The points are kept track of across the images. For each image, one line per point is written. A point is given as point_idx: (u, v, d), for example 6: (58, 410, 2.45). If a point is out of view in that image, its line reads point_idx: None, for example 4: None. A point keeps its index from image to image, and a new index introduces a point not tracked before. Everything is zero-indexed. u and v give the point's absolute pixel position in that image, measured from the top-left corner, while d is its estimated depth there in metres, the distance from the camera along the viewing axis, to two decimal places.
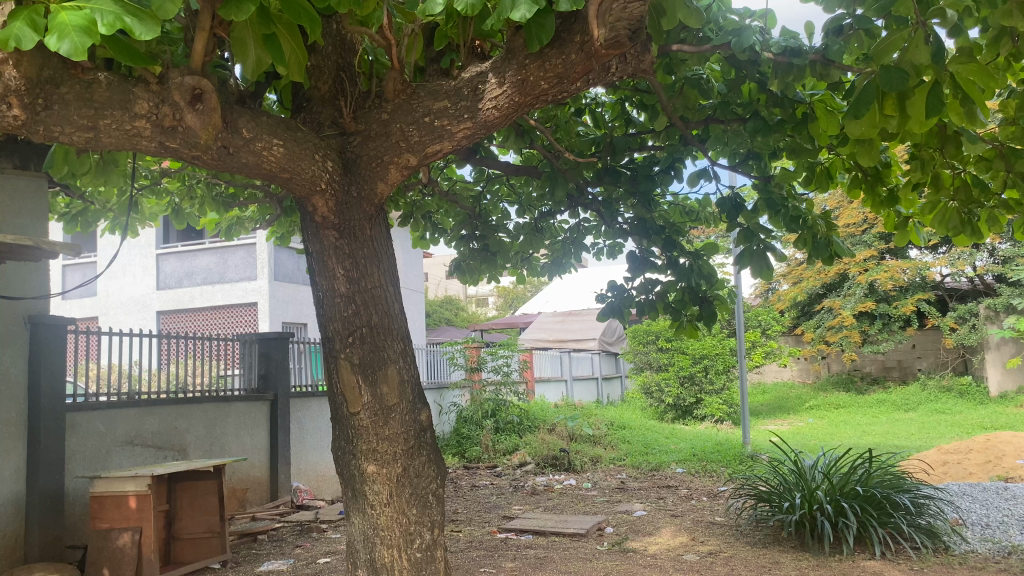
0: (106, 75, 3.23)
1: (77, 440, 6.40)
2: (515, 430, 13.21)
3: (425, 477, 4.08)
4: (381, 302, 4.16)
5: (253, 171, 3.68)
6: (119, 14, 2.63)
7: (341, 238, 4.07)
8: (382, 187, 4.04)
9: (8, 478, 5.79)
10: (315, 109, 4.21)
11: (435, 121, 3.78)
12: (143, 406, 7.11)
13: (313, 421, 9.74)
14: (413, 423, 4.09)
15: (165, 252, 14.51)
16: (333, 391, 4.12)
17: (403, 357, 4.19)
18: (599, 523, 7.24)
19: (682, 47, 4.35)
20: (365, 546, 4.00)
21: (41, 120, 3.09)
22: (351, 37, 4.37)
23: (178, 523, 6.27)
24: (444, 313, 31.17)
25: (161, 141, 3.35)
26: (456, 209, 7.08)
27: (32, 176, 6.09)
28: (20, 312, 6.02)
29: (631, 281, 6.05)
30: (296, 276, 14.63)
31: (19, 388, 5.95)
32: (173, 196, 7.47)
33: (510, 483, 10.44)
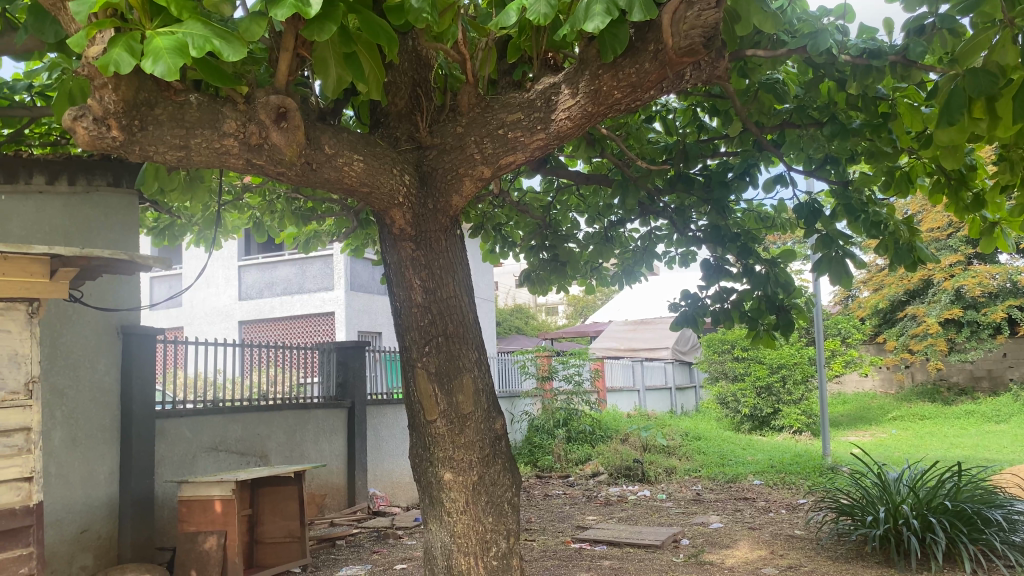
0: (197, 96, 3.39)
1: (166, 445, 6.67)
2: (588, 440, 13.16)
3: (501, 486, 4.11)
4: (457, 312, 4.22)
5: (333, 187, 3.78)
6: (208, 37, 2.75)
7: (417, 249, 4.15)
8: (457, 199, 4.10)
9: (102, 482, 6.06)
10: (392, 125, 4.30)
11: (509, 133, 3.83)
12: (226, 413, 7.36)
13: (388, 428, 9.88)
14: (488, 432, 4.13)
15: (247, 264, 15.00)
16: (410, 398, 4.19)
17: (479, 365, 4.23)
18: (675, 535, 7.15)
19: (756, 52, 4.29)
20: (442, 553, 4.05)
21: (137, 141, 3.28)
22: (426, 52, 4.44)
23: (260, 528, 6.46)
24: (515, 321, 31.22)
25: (248, 158, 3.48)
26: (527, 219, 7.12)
27: (123, 193, 6.35)
28: (113, 323, 6.28)
29: (706, 289, 5.97)
30: (371, 286, 14.87)
31: (112, 395, 6.22)
32: (254, 211, 7.72)
33: (584, 493, 10.41)
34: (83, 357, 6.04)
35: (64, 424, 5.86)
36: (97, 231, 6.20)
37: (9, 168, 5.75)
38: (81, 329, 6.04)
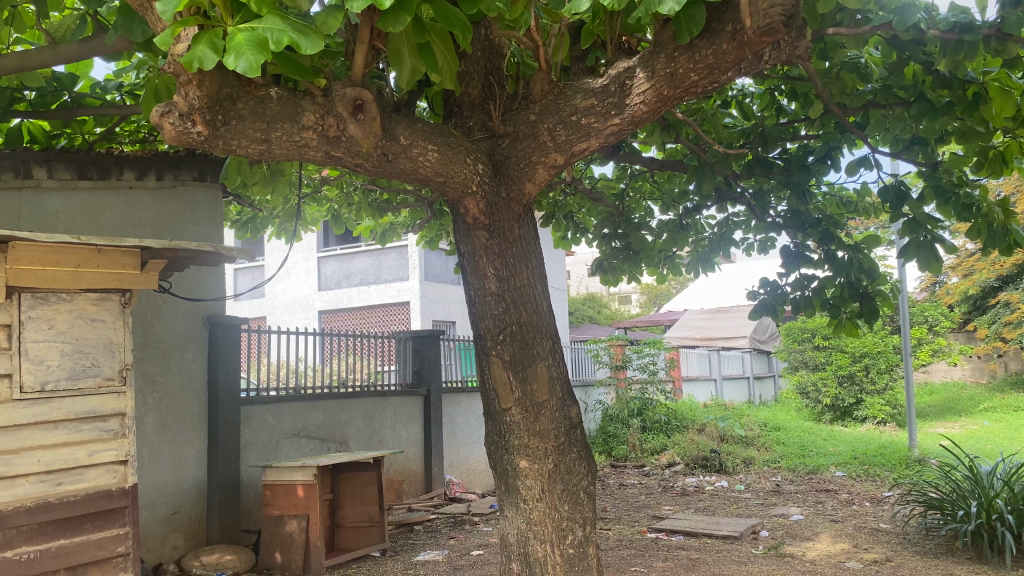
0: (277, 91, 3.47)
1: (251, 431, 6.89)
2: (663, 430, 13.04)
3: (577, 474, 4.10)
4: (531, 300, 4.22)
5: (409, 177, 3.83)
6: (287, 31, 2.80)
7: (491, 238, 4.17)
8: (531, 187, 4.09)
9: (191, 466, 6.32)
10: (466, 115, 4.32)
11: (582, 119, 3.80)
12: (308, 400, 7.56)
13: (463, 416, 9.98)
14: (563, 421, 4.12)
15: (325, 255, 15.34)
16: (486, 387, 4.21)
17: (553, 354, 4.22)
18: (754, 527, 7.02)
19: (838, 31, 4.13)
20: (519, 541, 4.07)
21: (221, 135, 3.38)
22: (499, 41, 4.44)
23: (341, 512, 6.60)
24: (588, 311, 31.03)
25: (327, 150, 3.55)
26: (600, 207, 7.07)
27: (208, 187, 6.59)
28: (200, 313, 6.50)
29: (785, 276, 5.83)
30: (445, 275, 15.01)
31: (200, 382, 6.45)
32: (332, 203, 7.87)
33: (659, 483, 10.33)
34: (172, 346, 6.28)
35: (156, 410, 6.11)
36: (184, 224, 6.44)
37: (101, 165, 5.93)
38: (170, 319, 6.28)
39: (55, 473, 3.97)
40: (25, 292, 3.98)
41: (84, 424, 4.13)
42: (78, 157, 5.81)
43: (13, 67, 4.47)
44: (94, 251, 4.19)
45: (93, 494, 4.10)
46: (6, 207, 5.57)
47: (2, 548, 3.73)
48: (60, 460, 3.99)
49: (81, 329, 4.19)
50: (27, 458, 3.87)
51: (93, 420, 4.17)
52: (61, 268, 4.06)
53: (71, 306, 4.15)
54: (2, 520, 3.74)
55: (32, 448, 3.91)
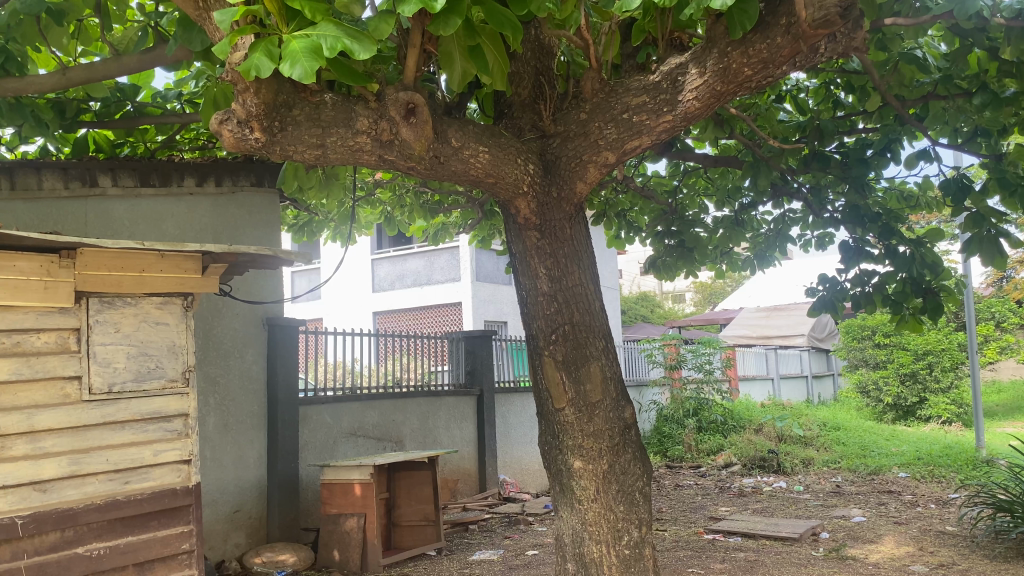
0: (331, 96, 3.54)
1: (309, 431, 7.01)
2: (719, 430, 12.88)
3: (632, 474, 4.08)
4: (583, 300, 4.21)
5: (461, 179, 3.85)
6: (340, 37, 2.84)
7: (543, 238, 4.17)
8: (582, 186, 4.07)
9: (251, 465, 6.45)
10: (517, 115, 4.32)
11: (634, 116, 3.78)
12: (363, 400, 7.65)
13: (516, 416, 9.99)
14: (617, 420, 4.10)
15: (379, 256, 15.53)
16: (539, 387, 4.22)
17: (607, 353, 4.20)
18: (814, 528, 6.88)
19: (896, 20, 4.02)
20: (574, 541, 4.06)
21: (278, 141, 3.45)
22: (549, 41, 4.43)
23: (397, 510, 6.69)
24: (641, 310, 30.78)
25: (381, 154, 3.60)
26: (652, 205, 6.99)
27: (266, 193, 6.69)
28: (259, 315, 6.64)
29: (845, 272, 5.69)
30: (497, 276, 15.04)
31: (259, 383, 6.59)
32: (386, 206, 7.94)
33: (716, 484, 10.20)
34: (233, 347, 6.43)
35: (217, 410, 6.26)
36: (243, 228, 6.58)
37: (163, 172, 6.11)
38: (230, 321, 6.42)
39: (122, 472, 4.09)
40: (93, 297, 4.11)
41: (150, 425, 4.25)
42: (141, 164, 5.99)
43: (78, 79, 4.55)
44: (158, 256, 4.31)
45: (158, 492, 4.21)
46: (74, 215, 5.75)
47: (74, 544, 3.87)
48: (127, 459, 4.11)
49: (146, 333, 4.31)
50: (96, 457, 4.00)
51: (158, 420, 4.29)
52: (126, 273, 4.19)
53: (137, 310, 4.27)
54: (74, 517, 3.87)
55: (100, 447, 4.04)
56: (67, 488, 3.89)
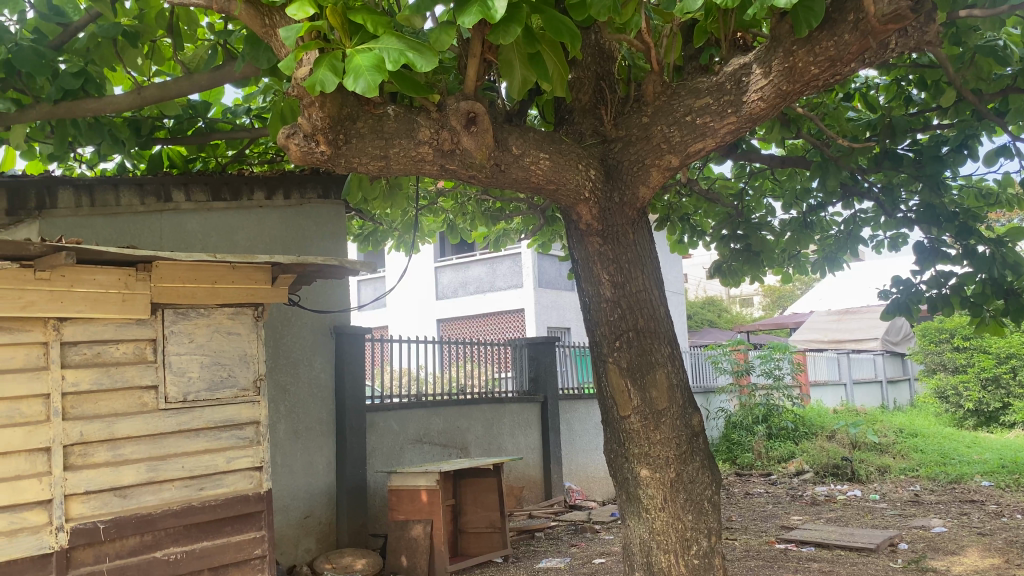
0: (394, 108, 3.59)
1: (376, 438, 7.11)
2: (790, 437, 12.60)
3: (700, 483, 4.01)
4: (648, 306, 4.16)
5: (522, 186, 3.86)
6: (403, 50, 2.88)
7: (605, 244, 4.13)
8: (645, 191, 4.03)
9: (321, 471, 6.57)
10: (577, 121, 4.28)
11: (697, 119, 3.72)
12: (429, 407, 7.71)
13: (581, 423, 9.93)
14: (685, 428, 4.04)
15: (443, 264, 15.69)
16: (603, 395, 4.18)
17: (673, 360, 4.14)
18: (892, 539, 6.66)
19: (972, 12, 3.88)
20: (641, 550, 4.01)
21: (343, 153, 3.52)
22: (609, 45, 4.38)
23: (463, 517, 6.70)
24: (707, 315, 30.30)
25: (442, 164, 3.63)
26: (717, 208, 6.86)
27: (331, 204, 6.84)
28: (327, 324, 6.76)
29: (920, 273, 5.53)
30: (560, 282, 15.00)
31: (328, 391, 6.71)
32: (448, 214, 7.97)
33: (787, 492, 9.97)
34: (302, 355, 6.55)
35: (287, 417, 6.39)
36: (310, 239, 6.71)
37: (233, 186, 6.28)
38: (299, 330, 6.55)
39: (197, 478, 4.21)
40: (168, 308, 4.24)
41: (223, 432, 4.36)
42: (213, 179, 6.16)
43: (152, 98, 4.71)
44: (229, 268, 4.43)
45: (232, 498, 4.32)
46: (149, 229, 5.93)
47: (152, 548, 3.99)
48: (201, 466, 4.23)
49: (218, 342, 4.43)
50: (172, 464, 4.12)
51: (230, 427, 4.39)
52: (199, 285, 4.32)
53: (209, 320, 4.40)
54: (152, 522, 4.00)
55: (176, 454, 4.16)
56: (146, 494, 4.02)
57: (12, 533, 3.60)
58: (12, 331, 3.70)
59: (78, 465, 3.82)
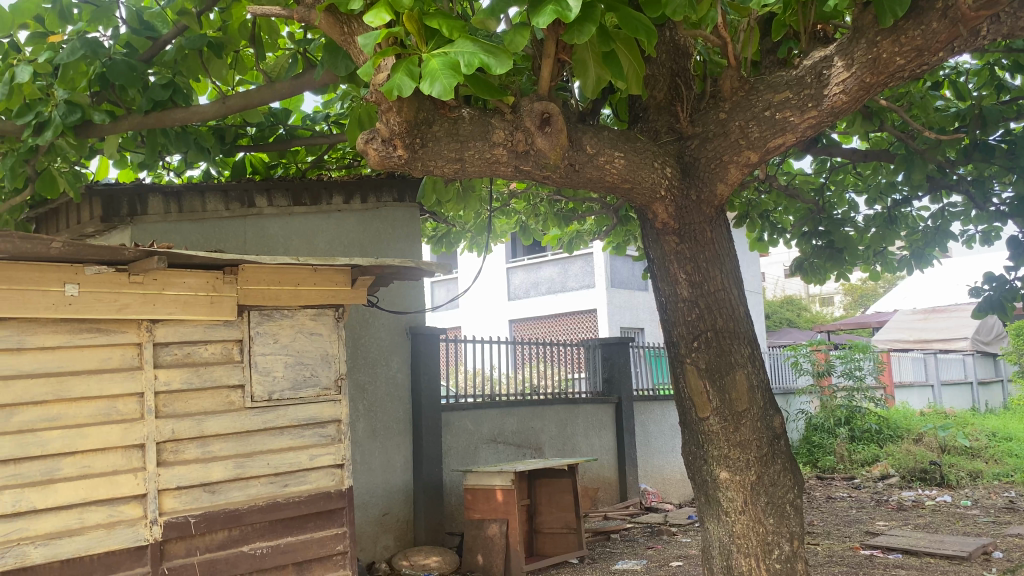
0: (469, 111, 3.62)
1: (452, 437, 7.19)
2: (874, 440, 12.21)
3: (782, 486, 3.92)
4: (726, 305, 4.09)
5: (597, 185, 3.85)
6: (477, 53, 2.90)
7: (682, 243, 4.08)
8: (723, 188, 3.96)
9: (398, 469, 6.68)
10: (652, 119, 4.23)
11: (777, 114, 3.66)
12: (503, 407, 7.75)
13: (656, 425, 9.83)
14: (766, 430, 3.96)
15: (515, 265, 15.75)
16: (681, 395, 4.13)
17: (752, 360, 4.07)
18: (986, 547, 6.39)
19: None
20: (721, 553, 3.95)
21: (419, 157, 3.58)
22: (684, 41, 4.32)
23: (538, 517, 6.71)
24: (786, 314, 29.57)
25: (517, 165, 3.65)
26: (798, 204, 6.72)
27: (406, 207, 6.93)
28: (403, 324, 6.86)
29: (1014, 270, 5.31)
30: (633, 281, 14.88)
31: (404, 390, 6.81)
32: (520, 215, 8.01)
33: (872, 496, 9.66)
34: (379, 356, 6.67)
35: (366, 416, 6.51)
36: (386, 242, 6.83)
37: (313, 191, 6.43)
38: (376, 331, 6.67)
39: (282, 475, 4.33)
40: (254, 310, 4.38)
41: (306, 430, 4.47)
42: (293, 185, 6.33)
43: (236, 107, 4.88)
44: (311, 270, 4.55)
45: (315, 494, 4.43)
46: (234, 234, 6.12)
47: (240, 542, 4.13)
48: (286, 463, 4.35)
49: (302, 343, 4.54)
50: (258, 461, 4.25)
51: (313, 426, 4.51)
52: (283, 288, 4.45)
53: (293, 322, 4.52)
54: (239, 517, 4.13)
55: (262, 451, 4.29)
56: (233, 489, 4.16)
57: (111, 525, 3.77)
58: (109, 332, 3.87)
59: (170, 461, 3.98)
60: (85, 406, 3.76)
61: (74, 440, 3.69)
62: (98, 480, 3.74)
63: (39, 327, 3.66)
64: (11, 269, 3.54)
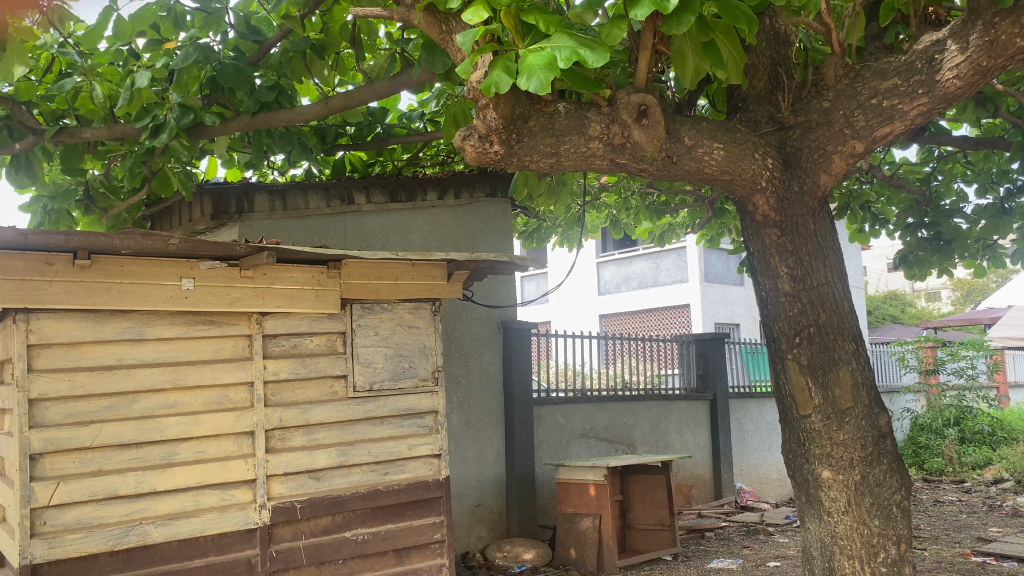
0: (565, 105, 3.64)
1: (544, 430, 7.23)
2: (986, 442, 11.61)
3: (888, 488, 3.79)
4: (830, 300, 3.97)
5: (695, 178, 3.80)
6: (575, 48, 2.90)
7: (783, 236, 3.98)
8: (827, 179, 3.85)
9: (492, 462, 6.76)
10: (752, 108, 4.14)
11: (884, 101, 3.54)
12: (594, 402, 7.74)
13: (752, 423, 9.62)
14: (871, 429, 3.83)
15: (605, 260, 15.66)
16: (781, 392, 4.04)
17: (858, 357, 3.94)
18: None
19: None
20: (823, 554, 3.86)
21: (516, 152, 3.61)
22: (785, 29, 4.22)
23: (631, 513, 6.68)
24: (890, 310, 28.35)
25: (613, 158, 3.64)
26: (902, 194, 6.42)
27: (499, 202, 6.99)
28: (495, 318, 6.92)
29: None
30: (727, 276, 14.57)
31: (497, 383, 6.88)
32: (612, 209, 7.96)
33: (985, 502, 9.20)
34: (472, 349, 6.75)
35: (460, 408, 6.62)
36: (479, 236, 6.90)
37: (409, 188, 6.57)
38: (470, 324, 6.75)
39: (382, 464, 4.45)
40: (356, 304, 4.50)
41: (405, 420, 4.58)
42: (390, 182, 6.48)
43: (338, 107, 5.03)
44: (409, 265, 4.64)
45: (413, 483, 4.53)
46: (335, 230, 6.31)
47: (342, 528, 4.27)
48: (386, 452, 4.46)
49: (401, 335, 4.64)
50: (360, 450, 4.38)
51: (412, 416, 4.61)
52: (383, 282, 4.55)
53: (392, 315, 4.62)
54: (342, 503, 4.27)
55: (364, 440, 4.42)
56: (337, 476, 4.30)
57: (223, 508, 3.95)
58: (222, 325, 4.06)
59: (278, 448, 4.15)
60: (200, 394, 3.96)
61: (190, 426, 3.90)
62: (212, 465, 3.94)
63: (158, 319, 3.87)
64: (133, 264, 3.76)
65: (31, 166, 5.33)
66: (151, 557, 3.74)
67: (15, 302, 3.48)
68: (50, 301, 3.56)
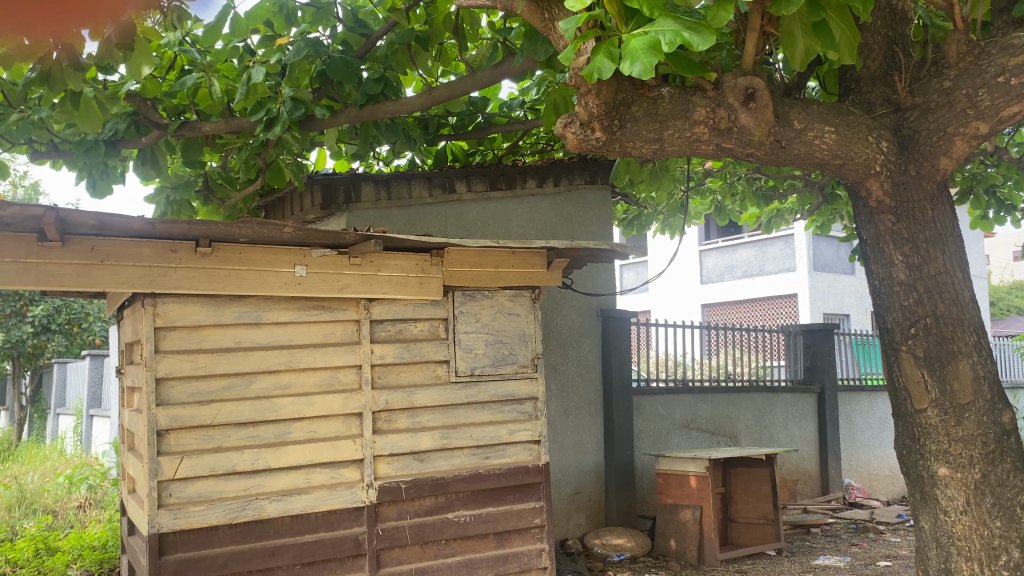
0: (669, 90, 3.59)
1: (644, 420, 7.18)
2: None
3: (1011, 487, 3.60)
4: (949, 289, 3.78)
5: (804, 162, 3.69)
6: (679, 31, 2.84)
7: (898, 221, 3.81)
8: (946, 161, 3.66)
9: (591, 449, 6.77)
10: (865, 90, 3.97)
11: (1012, 79, 3.34)
12: (696, 392, 7.63)
13: (862, 417, 9.27)
14: (993, 425, 3.64)
15: (708, 247, 15.36)
16: (895, 384, 3.89)
17: (979, 350, 3.74)
18: None
19: None
20: (938, 555, 3.70)
21: (618, 138, 3.58)
22: (903, 5, 4.02)
23: (733, 506, 6.56)
24: (1016, 301, 26.69)
25: (718, 142, 3.58)
26: None
27: (599, 189, 6.96)
28: (595, 306, 6.90)
29: None
30: (837, 264, 14.04)
31: (596, 372, 6.87)
32: (716, 194, 7.78)
33: None
34: (571, 337, 6.76)
35: (558, 396, 6.65)
36: (579, 224, 6.91)
37: (509, 176, 6.63)
38: (569, 313, 6.75)
39: (483, 448, 4.52)
40: (458, 291, 4.58)
41: (506, 406, 4.64)
42: (490, 170, 6.56)
43: (441, 97, 5.11)
44: (510, 252, 4.69)
45: (514, 468, 4.59)
46: (437, 218, 6.43)
47: (445, 509, 4.37)
48: (487, 436, 4.54)
49: (501, 322, 4.70)
50: (462, 433, 4.47)
51: (512, 402, 4.66)
52: (484, 269, 4.61)
53: (493, 302, 4.68)
54: (445, 485, 4.37)
55: (466, 424, 4.50)
56: (439, 459, 4.40)
57: (333, 486, 4.11)
58: (332, 310, 4.22)
59: (384, 430, 4.28)
60: (312, 376, 4.13)
61: (302, 407, 4.07)
62: (323, 444, 4.10)
63: (273, 304, 4.06)
64: (250, 252, 3.95)
65: (157, 160, 5.65)
66: (266, 530, 3.93)
67: (143, 287, 3.72)
68: (176, 286, 3.79)
